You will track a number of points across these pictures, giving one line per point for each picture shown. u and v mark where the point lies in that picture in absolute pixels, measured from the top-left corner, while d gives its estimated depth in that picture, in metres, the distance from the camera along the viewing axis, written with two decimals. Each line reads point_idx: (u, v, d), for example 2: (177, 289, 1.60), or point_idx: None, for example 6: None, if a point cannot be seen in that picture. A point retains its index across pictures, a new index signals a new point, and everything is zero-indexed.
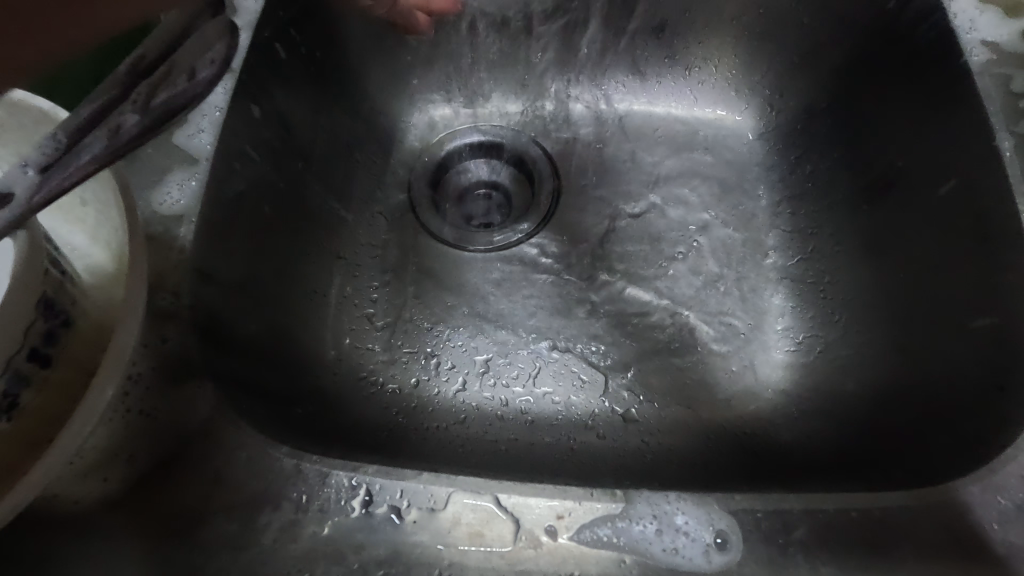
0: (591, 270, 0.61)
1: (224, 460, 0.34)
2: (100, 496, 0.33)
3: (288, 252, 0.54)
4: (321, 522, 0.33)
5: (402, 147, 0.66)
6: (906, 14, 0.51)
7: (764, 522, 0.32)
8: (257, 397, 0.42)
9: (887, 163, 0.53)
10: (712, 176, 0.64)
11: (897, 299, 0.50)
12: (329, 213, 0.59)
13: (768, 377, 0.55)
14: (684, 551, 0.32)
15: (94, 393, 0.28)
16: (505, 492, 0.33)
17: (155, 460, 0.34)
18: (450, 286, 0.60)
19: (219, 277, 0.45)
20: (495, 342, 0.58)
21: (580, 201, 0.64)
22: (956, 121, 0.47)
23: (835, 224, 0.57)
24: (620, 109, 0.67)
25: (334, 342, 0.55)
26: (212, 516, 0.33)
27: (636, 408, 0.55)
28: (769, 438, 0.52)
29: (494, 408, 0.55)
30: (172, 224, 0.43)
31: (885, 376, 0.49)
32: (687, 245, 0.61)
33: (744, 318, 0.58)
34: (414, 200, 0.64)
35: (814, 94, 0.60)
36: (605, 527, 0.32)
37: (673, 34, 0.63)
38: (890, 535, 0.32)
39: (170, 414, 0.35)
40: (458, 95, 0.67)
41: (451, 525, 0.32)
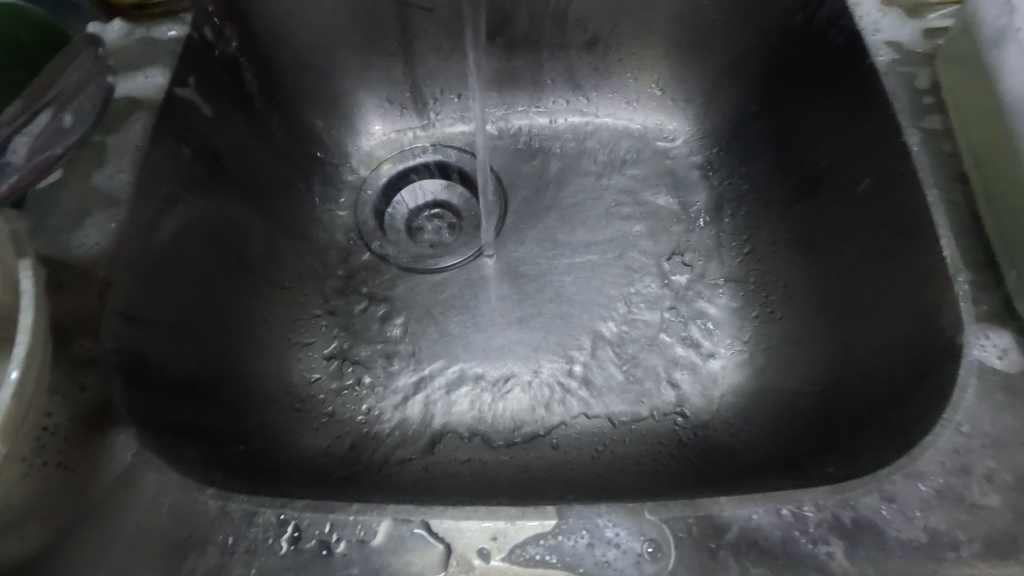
0: (538, 283, 0.61)
1: (149, 507, 0.33)
2: (16, 557, 0.32)
3: (227, 287, 0.53)
4: (248, 563, 0.32)
5: (345, 173, 0.66)
6: (818, 20, 0.53)
7: (695, 527, 0.32)
8: (192, 438, 0.41)
9: (812, 162, 0.55)
10: (652, 183, 0.65)
11: (829, 293, 0.51)
12: (271, 244, 0.58)
13: (717, 380, 0.56)
14: (616, 563, 0.31)
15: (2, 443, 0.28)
16: (436, 517, 0.32)
17: (74, 512, 0.33)
18: (400, 309, 0.60)
19: (149, 317, 0.44)
20: (446, 362, 0.58)
21: (525, 216, 0.65)
22: (866, 117, 0.49)
23: (771, 224, 0.59)
24: (560, 123, 0.68)
25: (281, 375, 0.55)
26: (135, 567, 0.32)
27: (589, 419, 0.55)
28: (720, 440, 0.52)
29: (448, 429, 0.55)
30: (92, 268, 0.42)
31: (825, 370, 0.49)
32: (631, 251, 0.62)
33: (691, 322, 0.59)
34: (359, 224, 0.64)
35: (743, 99, 0.62)
36: (537, 546, 0.32)
37: (604, 48, 0.65)
38: (815, 529, 0.32)
39: (88, 463, 0.34)
40: (399, 118, 0.68)
41: (382, 555, 0.32)
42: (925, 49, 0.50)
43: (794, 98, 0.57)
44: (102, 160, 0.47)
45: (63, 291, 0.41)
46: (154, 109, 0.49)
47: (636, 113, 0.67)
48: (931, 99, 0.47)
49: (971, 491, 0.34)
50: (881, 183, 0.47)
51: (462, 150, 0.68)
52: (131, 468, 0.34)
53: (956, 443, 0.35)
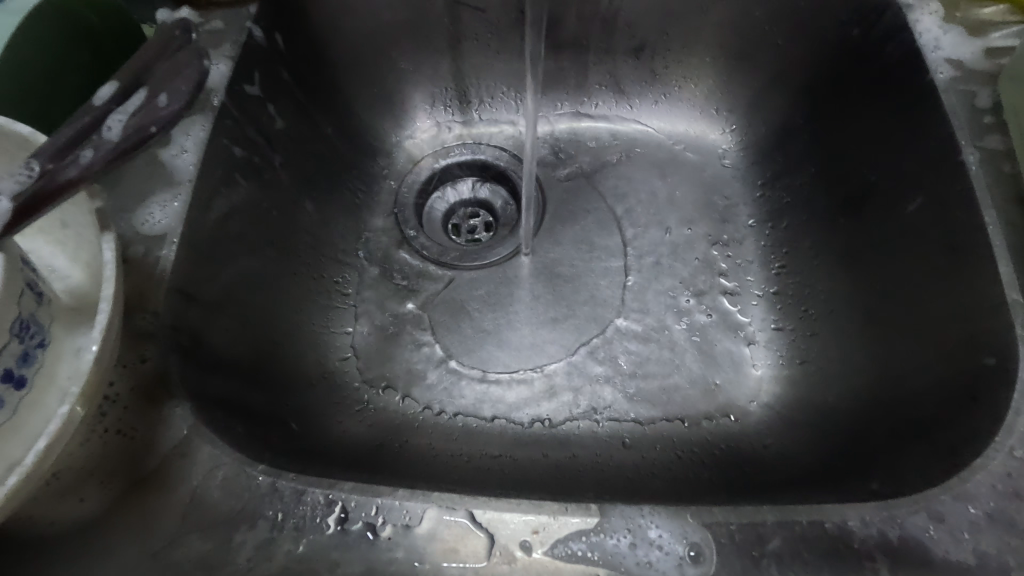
0: (574, 284, 0.62)
1: (201, 478, 0.34)
2: (76, 518, 0.33)
3: (272, 271, 0.54)
4: (296, 540, 0.32)
5: (388, 166, 0.67)
6: (874, 35, 0.53)
7: (738, 534, 0.32)
8: (238, 415, 0.42)
9: (859, 177, 0.54)
10: (692, 191, 0.65)
11: (871, 310, 0.51)
12: (314, 232, 0.59)
13: (750, 391, 0.55)
14: (659, 565, 0.32)
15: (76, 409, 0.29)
16: (480, 507, 0.33)
17: (131, 479, 0.34)
18: (436, 302, 0.61)
19: (202, 296, 0.46)
20: (479, 357, 0.58)
21: (563, 218, 0.65)
22: (918, 137, 0.49)
23: (813, 238, 0.58)
24: (601, 128, 0.68)
25: (319, 361, 0.56)
26: (188, 536, 0.33)
27: (621, 423, 0.55)
28: (752, 451, 0.52)
29: (479, 423, 0.55)
30: (155, 245, 0.44)
31: (864, 388, 0.49)
32: (669, 258, 0.62)
33: (726, 333, 0.58)
34: (399, 217, 0.65)
35: (790, 112, 0.62)
36: (580, 542, 0.32)
37: (652, 54, 0.65)
38: (861, 545, 0.32)
39: (146, 433, 0.35)
40: (444, 115, 0.69)
41: (425, 541, 0.32)
42: (986, 69, 0.49)
43: (842, 112, 0.56)
44: (166, 141, 0.48)
45: (128, 266, 0.43)
46: (220, 95, 0.51)
47: (679, 121, 0.67)
48: (990, 118, 0.47)
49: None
50: (932, 201, 0.47)
51: (503, 150, 0.69)
52: (186, 440, 0.35)
53: (1009, 467, 0.35)
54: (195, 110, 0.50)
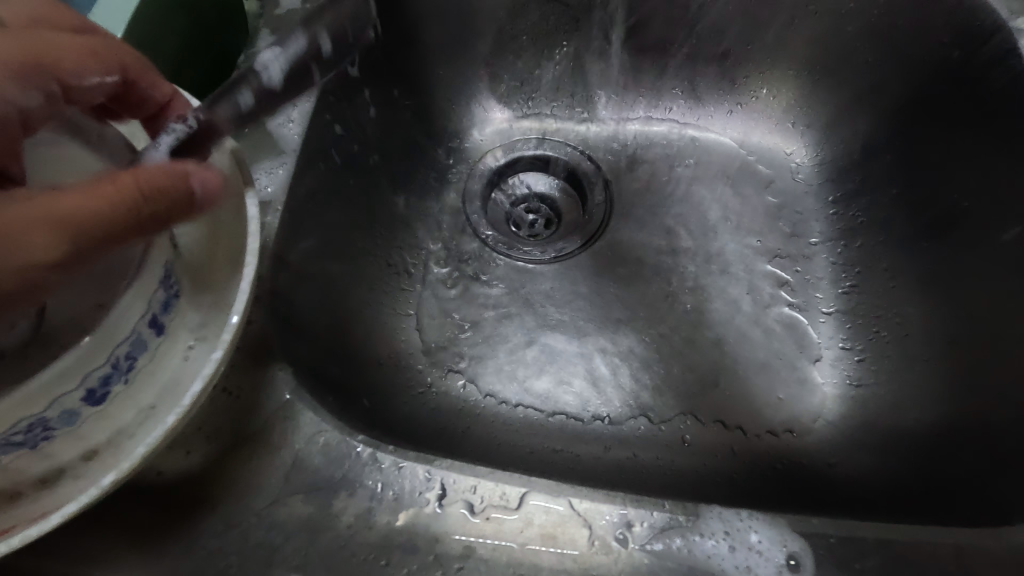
0: (641, 286, 0.61)
1: (301, 442, 0.35)
2: (183, 470, 0.34)
3: (351, 248, 0.55)
4: (395, 511, 0.33)
5: (460, 154, 0.67)
6: (977, 58, 0.52)
7: (838, 548, 0.32)
8: (324, 385, 0.43)
9: (948, 202, 0.53)
10: (765, 203, 0.65)
11: (955, 339, 0.50)
12: (389, 213, 0.60)
13: (816, 408, 0.55)
14: (757, 570, 0.32)
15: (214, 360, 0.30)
16: (578, 497, 0.33)
17: (234, 437, 0.35)
18: (502, 292, 0.61)
19: (293, 266, 0.47)
20: (543, 351, 0.59)
21: (633, 219, 0.65)
22: (1022, 169, 0.48)
23: (891, 260, 0.57)
24: (676, 132, 0.68)
25: (388, 341, 0.56)
26: (290, 497, 0.34)
27: (685, 428, 0.55)
28: (818, 468, 0.52)
29: (541, 416, 0.55)
30: (259, 212, 0.45)
31: (942, 416, 0.49)
32: (739, 269, 0.62)
33: (794, 349, 0.58)
34: (467, 206, 0.66)
35: (874, 130, 0.61)
36: (677, 540, 0.32)
37: (735, 62, 0.64)
38: (963, 570, 0.32)
39: (251, 393, 0.36)
40: (519, 107, 0.69)
41: (523, 525, 0.32)
42: None
43: (935, 134, 0.55)
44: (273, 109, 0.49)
45: None
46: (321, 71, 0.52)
47: (756, 131, 0.67)
48: None
49: None
50: None
51: (575, 147, 0.69)
52: (289, 404, 0.36)
53: None
54: None
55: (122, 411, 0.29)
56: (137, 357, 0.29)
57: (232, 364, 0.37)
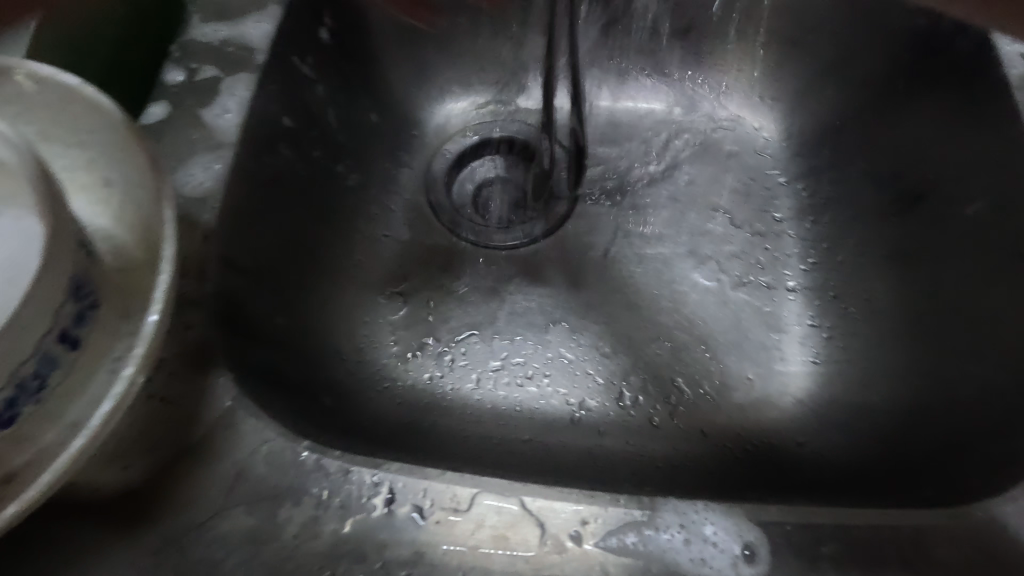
0: (607, 269, 0.60)
1: (244, 451, 0.34)
2: (120, 485, 0.32)
3: (303, 241, 0.53)
4: (342, 519, 0.32)
5: (420, 139, 0.65)
6: (940, 27, 0.51)
7: (795, 535, 0.32)
8: (276, 387, 0.42)
9: (916, 175, 0.52)
10: (733, 181, 0.63)
11: (920, 312, 0.50)
12: (346, 203, 0.58)
13: (785, 387, 0.54)
14: (713, 562, 0.31)
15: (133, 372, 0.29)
16: (530, 495, 0.32)
17: (176, 449, 0.34)
18: (467, 281, 0.60)
19: (242, 264, 0.45)
20: (510, 339, 0.57)
21: (599, 201, 0.63)
22: (987, 139, 0.47)
23: (859, 236, 0.56)
24: (640, 110, 0.66)
25: (347, 337, 0.54)
26: (233, 509, 0.32)
27: (653, 413, 0.54)
28: (787, 449, 0.51)
29: (509, 406, 0.54)
30: (196, 210, 0.42)
31: (909, 390, 0.48)
32: (707, 248, 0.61)
33: (761, 329, 0.57)
34: (429, 194, 0.63)
35: (841, 103, 0.59)
36: (632, 535, 0.31)
37: (699, 37, 0.62)
38: (920, 552, 0.32)
39: (192, 402, 0.35)
40: (480, 90, 0.66)
41: (474, 528, 0.31)
42: None
43: (902, 108, 0.54)
44: (208, 100, 0.47)
45: None
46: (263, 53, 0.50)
47: (722, 107, 0.65)
48: None
49: None
50: (1001, 203, 0.46)
51: (539, 128, 0.66)
52: (230, 412, 0.35)
53: None
54: (235, 73, 0.49)
55: (38, 433, 0.28)
56: (48, 374, 0.27)
57: (170, 372, 0.35)
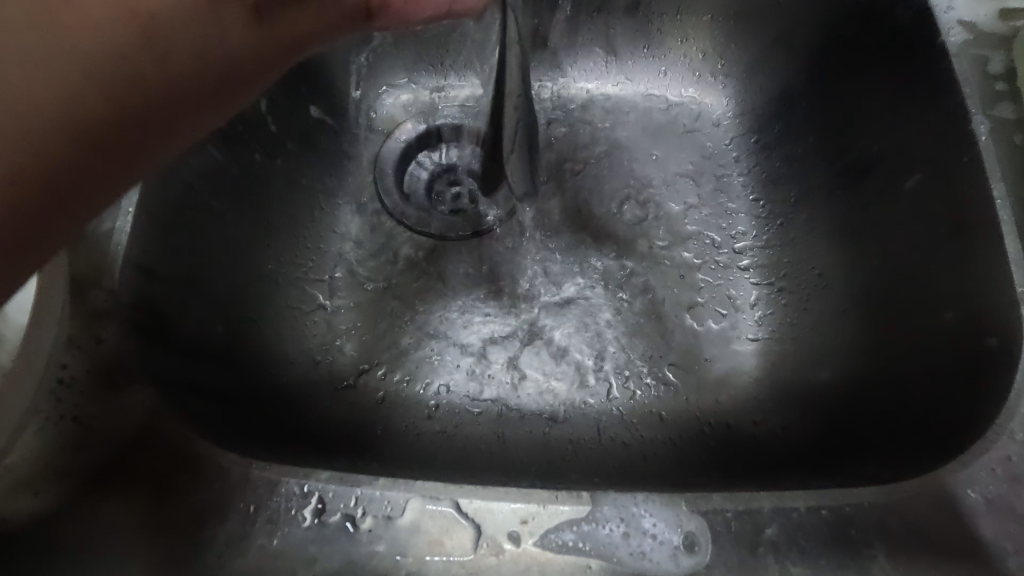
0: (561, 252, 0.59)
1: (165, 469, 0.33)
2: (31, 512, 0.31)
3: (239, 241, 0.51)
4: (270, 534, 0.31)
5: (365, 126, 0.62)
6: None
7: (734, 523, 0.31)
8: (204, 398, 0.40)
9: (862, 148, 0.52)
10: (688, 159, 0.62)
11: (865, 287, 0.50)
12: (286, 199, 0.56)
13: (741, 367, 0.54)
14: (652, 555, 0.31)
15: (12, 395, 0.29)
16: (466, 497, 0.31)
17: (91, 472, 0.33)
18: (421, 273, 0.58)
19: (162, 270, 0.43)
20: (465, 330, 0.56)
21: (551, 184, 0.61)
22: (926, 109, 0.47)
23: (809, 211, 0.56)
24: (592, 87, 0.64)
25: (290, 338, 0.52)
26: (154, 529, 0.31)
27: (612, 399, 0.53)
28: (742, 429, 0.51)
29: (464, 400, 0.53)
30: (107, 217, 0.40)
31: (858, 366, 0.48)
32: (662, 229, 0.60)
33: (715, 309, 0.56)
34: (377, 184, 0.61)
35: (792, 74, 0.58)
36: (570, 532, 0.31)
37: (648, 12, 0.61)
38: (860, 532, 0.32)
39: (106, 421, 0.34)
40: (427, 74, 0.63)
41: (408, 534, 0.31)
42: (1000, 32, 0.46)
43: (848, 83, 0.53)
44: None
45: (74, 240, 0.39)
46: None
47: (674, 84, 0.64)
48: (1002, 85, 0.45)
49: (1021, 501, 0.33)
50: (937, 173, 0.45)
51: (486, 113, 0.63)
52: (148, 429, 0.34)
53: (1010, 451, 0.34)
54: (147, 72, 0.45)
55: None
56: None
57: (80, 391, 0.34)
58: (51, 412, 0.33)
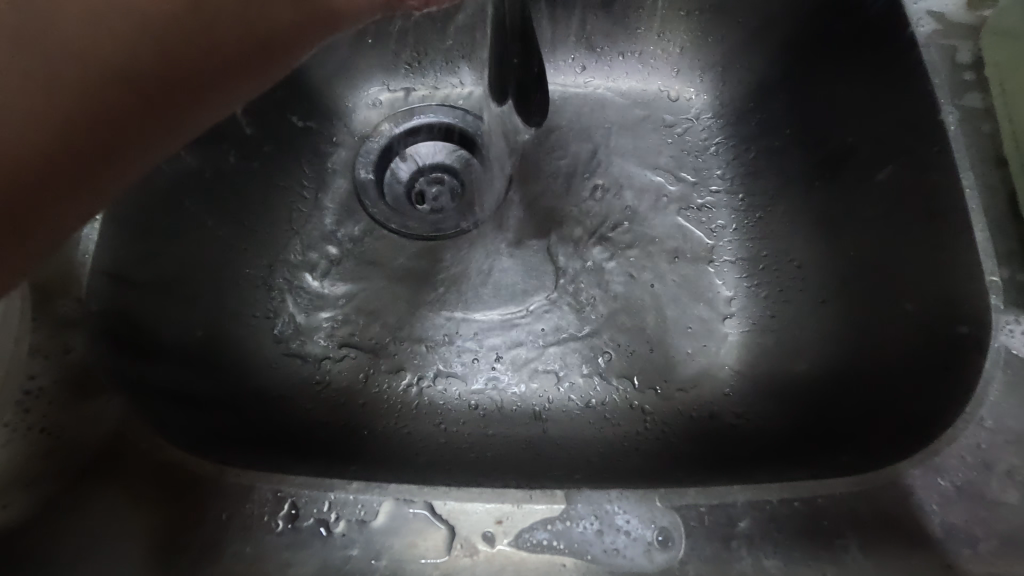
0: (542, 250, 0.58)
1: (139, 477, 0.32)
2: (0, 525, 0.31)
3: (214, 245, 0.50)
4: (244, 540, 0.31)
5: (343, 128, 0.61)
6: None
7: (708, 516, 0.31)
8: (178, 406, 0.40)
9: (837, 139, 0.52)
10: (667, 155, 0.62)
11: (842, 278, 0.50)
12: (264, 202, 0.55)
13: (723, 360, 0.54)
14: (626, 551, 0.31)
15: None
16: (440, 499, 0.31)
17: (61, 482, 0.32)
18: (401, 274, 0.57)
19: (135, 278, 0.43)
20: (447, 331, 0.55)
21: (531, 181, 0.61)
22: (897, 100, 0.47)
23: (787, 203, 0.56)
24: (571, 84, 0.64)
25: (269, 342, 0.52)
26: (126, 537, 0.31)
27: (594, 395, 0.53)
28: (723, 422, 0.51)
29: (447, 401, 0.53)
30: None
31: (836, 357, 0.48)
32: (642, 224, 0.60)
33: (694, 303, 0.56)
34: (355, 186, 0.60)
35: (769, 68, 0.58)
36: (544, 530, 0.31)
37: (625, 7, 0.60)
38: (829, 521, 0.32)
39: (76, 431, 0.33)
40: (404, 73, 0.63)
41: (383, 536, 0.31)
42: (968, 23, 0.47)
43: (823, 74, 0.53)
44: None
45: None
46: None
47: (652, 79, 0.64)
48: (972, 75, 0.45)
49: (991, 487, 0.33)
50: (909, 164, 0.46)
51: (463, 111, 0.63)
52: (119, 438, 0.33)
53: (979, 438, 0.35)
54: None
55: None
56: None
57: (52, 400, 0.34)
58: (19, 424, 0.33)
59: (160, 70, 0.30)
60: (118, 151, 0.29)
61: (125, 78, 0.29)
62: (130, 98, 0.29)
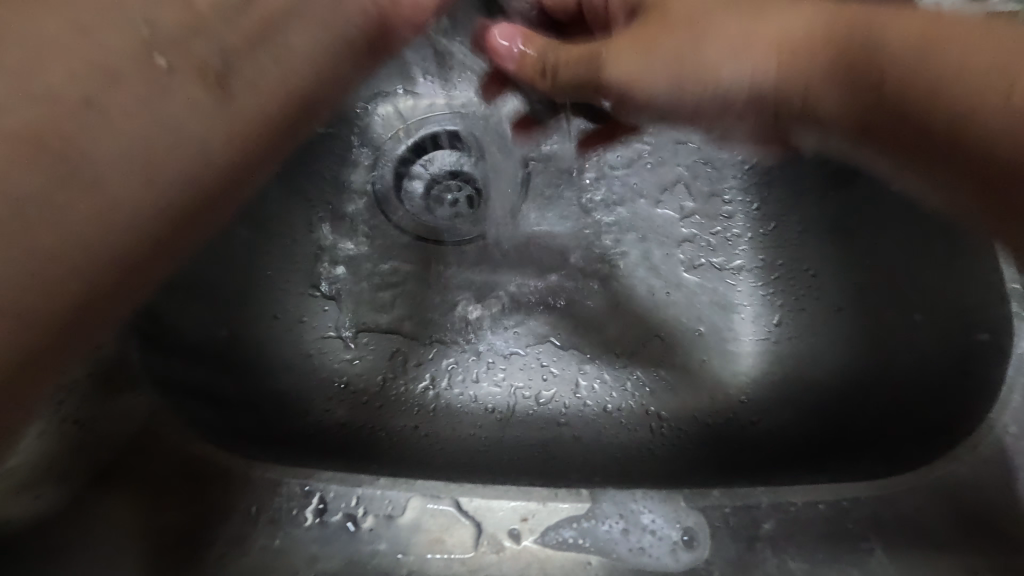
0: (559, 257, 0.59)
1: (168, 470, 0.33)
2: (31, 515, 0.31)
3: (237, 246, 0.51)
4: (272, 534, 0.31)
5: (363, 132, 0.62)
6: None
7: (732, 517, 0.32)
8: (204, 402, 0.40)
9: None
10: (686, 163, 0.62)
11: (859, 287, 0.50)
12: (287, 205, 0.56)
13: (740, 368, 0.54)
14: (652, 550, 0.31)
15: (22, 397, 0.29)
16: (466, 496, 0.32)
17: (92, 474, 0.33)
18: (419, 278, 0.58)
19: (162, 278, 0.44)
20: (465, 335, 0.56)
21: (548, 188, 0.62)
22: None
23: (801, 212, 0.56)
24: None
25: (289, 343, 0.52)
26: (156, 529, 0.31)
27: (611, 401, 0.54)
28: (740, 429, 0.51)
29: (464, 404, 0.53)
30: None
31: (855, 365, 0.48)
32: (657, 231, 0.60)
33: (709, 310, 0.57)
34: (375, 191, 0.61)
35: None
36: (570, 529, 0.31)
37: None
38: (853, 525, 0.32)
39: (108, 424, 0.34)
40: (424, 77, 0.63)
41: (410, 532, 0.31)
42: None
43: None
44: None
45: None
46: None
47: None
48: None
49: (1017, 492, 0.33)
50: None
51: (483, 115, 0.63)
52: (150, 432, 0.34)
53: (1003, 443, 0.35)
54: None
55: None
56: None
57: (84, 397, 0.33)
58: (52, 415, 0.32)
59: (240, 140, 0.35)
60: (197, 221, 0.35)
61: (209, 171, 0.34)
62: (212, 180, 0.34)
